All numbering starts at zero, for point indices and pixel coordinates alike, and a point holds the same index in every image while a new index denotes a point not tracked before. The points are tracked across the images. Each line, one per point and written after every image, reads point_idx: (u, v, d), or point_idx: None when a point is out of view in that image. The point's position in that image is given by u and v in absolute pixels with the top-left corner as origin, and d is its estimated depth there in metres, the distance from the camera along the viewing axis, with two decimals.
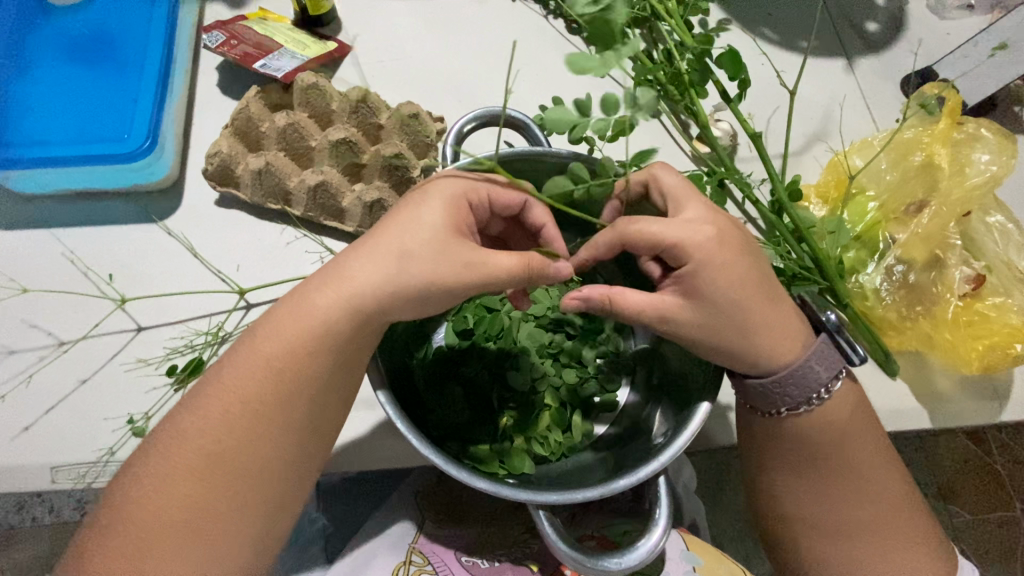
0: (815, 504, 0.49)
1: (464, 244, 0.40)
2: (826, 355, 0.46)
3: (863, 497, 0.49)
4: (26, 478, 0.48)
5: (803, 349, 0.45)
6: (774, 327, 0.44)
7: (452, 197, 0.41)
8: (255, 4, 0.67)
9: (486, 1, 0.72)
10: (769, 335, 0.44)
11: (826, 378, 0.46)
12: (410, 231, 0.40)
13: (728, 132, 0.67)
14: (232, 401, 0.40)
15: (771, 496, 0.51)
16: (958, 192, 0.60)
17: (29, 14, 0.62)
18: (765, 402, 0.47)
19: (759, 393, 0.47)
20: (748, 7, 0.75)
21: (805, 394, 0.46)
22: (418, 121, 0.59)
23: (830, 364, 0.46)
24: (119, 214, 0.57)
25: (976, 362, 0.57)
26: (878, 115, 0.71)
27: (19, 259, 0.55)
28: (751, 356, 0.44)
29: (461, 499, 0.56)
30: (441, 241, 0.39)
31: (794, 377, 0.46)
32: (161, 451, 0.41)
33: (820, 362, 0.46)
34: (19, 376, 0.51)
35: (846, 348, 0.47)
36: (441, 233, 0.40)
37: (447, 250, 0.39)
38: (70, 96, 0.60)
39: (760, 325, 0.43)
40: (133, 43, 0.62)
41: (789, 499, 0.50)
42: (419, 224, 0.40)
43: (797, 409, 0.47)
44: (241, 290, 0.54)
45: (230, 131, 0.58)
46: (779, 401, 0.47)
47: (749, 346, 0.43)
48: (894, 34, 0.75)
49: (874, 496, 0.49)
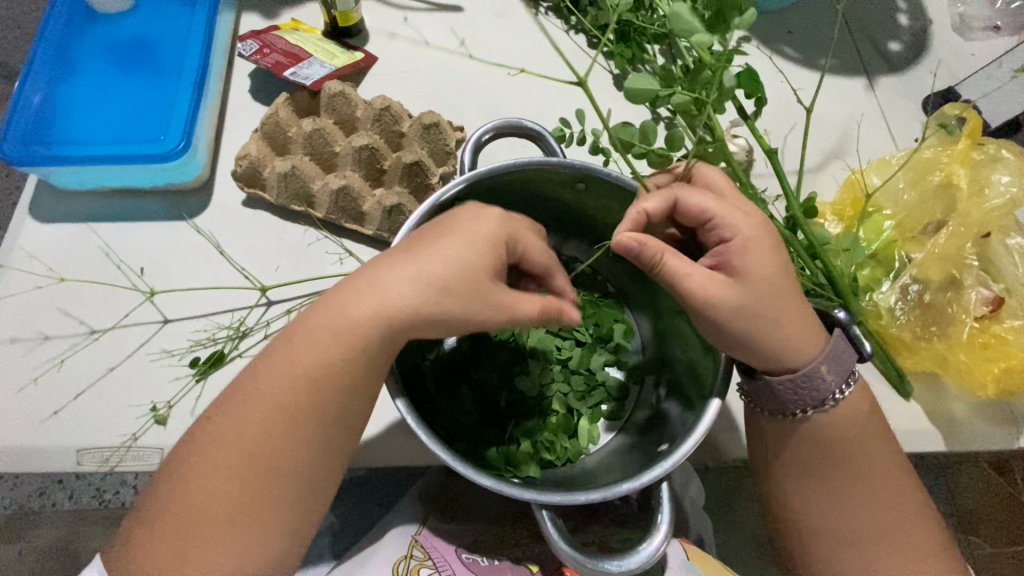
0: (827, 522, 0.49)
1: (494, 290, 0.41)
2: (842, 349, 0.46)
3: (875, 517, 0.48)
4: (52, 460, 0.50)
5: (821, 343, 0.45)
6: (789, 336, 0.44)
7: (490, 242, 0.42)
8: (288, 16, 0.71)
9: (509, 16, 0.75)
10: (788, 335, 0.44)
11: (843, 375, 0.46)
12: (452, 265, 0.41)
13: (744, 148, 0.67)
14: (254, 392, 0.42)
15: (781, 508, 0.51)
16: (977, 213, 0.60)
17: (77, 20, 0.65)
18: (788, 403, 0.47)
19: (785, 392, 0.46)
20: (769, 25, 0.76)
21: (825, 393, 0.46)
22: (438, 130, 0.63)
23: (841, 368, 0.46)
24: (152, 212, 0.60)
25: (992, 385, 0.56)
26: (897, 133, 0.71)
27: (56, 250, 0.58)
28: (773, 351, 0.44)
29: (462, 505, 0.57)
30: (475, 283, 0.41)
31: (815, 375, 0.45)
32: (196, 436, 0.43)
33: (835, 362, 0.46)
34: (51, 361, 0.54)
35: (857, 339, 0.47)
36: (480, 275, 0.41)
37: (479, 293, 0.41)
38: (109, 98, 0.62)
39: (779, 321, 0.43)
40: (173, 48, 0.65)
41: (801, 510, 0.50)
42: (461, 259, 0.41)
43: (822, 408, 0.47)
44: (264, 287, 0.57)
45: (260, 135, 0.62)
46: (803, 400, 0.47)
47: (765, 343, 0.44)
48: (917, 53, 0.75)
49: (886, 517, 0.48)
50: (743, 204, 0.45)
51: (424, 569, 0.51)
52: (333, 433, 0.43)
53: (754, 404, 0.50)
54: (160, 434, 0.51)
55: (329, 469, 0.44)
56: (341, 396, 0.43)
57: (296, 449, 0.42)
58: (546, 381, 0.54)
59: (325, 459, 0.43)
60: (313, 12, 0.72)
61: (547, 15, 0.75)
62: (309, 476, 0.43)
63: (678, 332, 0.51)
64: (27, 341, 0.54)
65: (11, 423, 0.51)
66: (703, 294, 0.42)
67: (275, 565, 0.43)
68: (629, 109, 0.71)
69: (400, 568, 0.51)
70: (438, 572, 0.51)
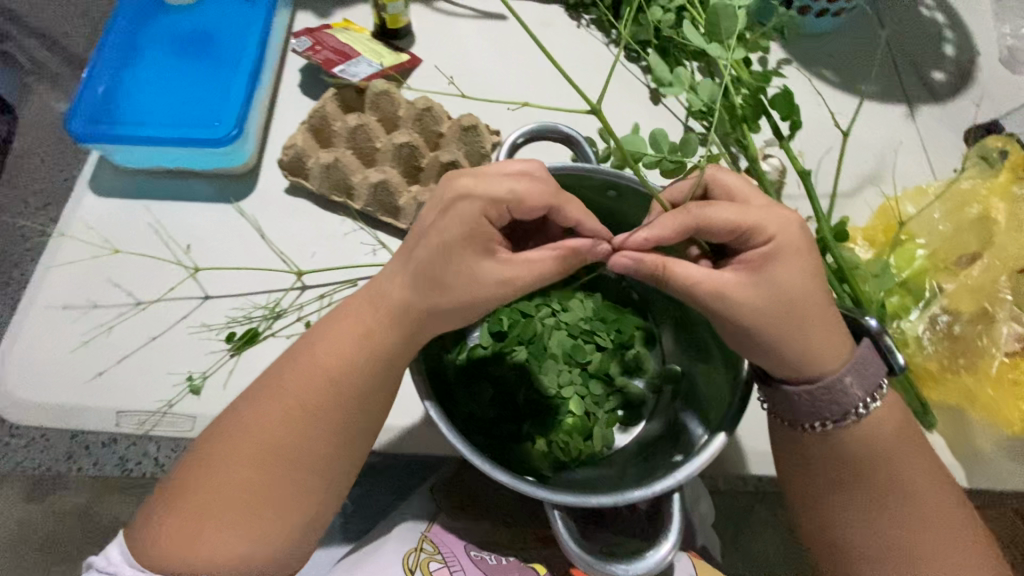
0: (852, 541, 0.48)
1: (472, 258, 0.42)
2: (867, 363, 0.46)
3: (903, 541, 0.47)
4: (93, 418, 0.53)
5: (846, 355, 0.45)
6: (811, 343, 0.44)
7: (465, 219, 0.42)
8: (340, 16, 0.74)
9: (551, 27, 0.77)
10: (813, 340, 0.44)
11: (868, 389, 0.46)
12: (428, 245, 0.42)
13: (777, 167, 0.67)
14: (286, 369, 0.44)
15: (805, 525, 0.51)
16: (1014, 248, 0.59)
17: (145, 9, 0.69)
18: (807, 414, 0.47)
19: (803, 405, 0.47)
20: (810, 48, 0.76)
21: (846, 406, 0.46)
22: (476, 133, 0.65)
23: (868, 379, 0.46)
24: (201, 193, 0.63)
25: (1020, 424, 0.54)
26: (936, 163, 0.70)
27: (110, 223, 0.61)
28: (794, 356, 0.44)
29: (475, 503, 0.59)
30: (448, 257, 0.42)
31: (837, 387, 0.45)
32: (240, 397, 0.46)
33: (859, 374, 0.46)
34: (98, 327, 0.57)
35: (887, 351, 0.47)
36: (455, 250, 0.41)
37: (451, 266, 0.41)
38: (169, 83, 0.66)
39: (807, 325, 0.43)
40: (230, 39, 0.68)
41: (824, 527, 0.49)
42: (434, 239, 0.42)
43: (843, 421, 0.47)
44: (300, 272, 0.59)
45: (307, 127, 0.65)
46: (822, 412, 0.46)
47: (785, 348, 0.44)
48: (961, 84, 0.74)
49: (914, 542, 0.47)
50: (767, 211, 0.44)
51: (433, 563, 0.52)
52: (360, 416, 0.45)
53: (772, 413, 0.49)
54: (194, 403, 0.54)
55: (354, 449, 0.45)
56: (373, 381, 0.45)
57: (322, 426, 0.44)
58: (564, 383, 0.54)
59: (347, 439, 0.45)
60: (365, 14, 0.75)
61: (589, 27, 0.77)
62: (331, 454, 0.45)
63: (701, 344, 0.52)
64: (79, 306, 0.58)
65: (59, 383, 0.54)
66: (726, 307, 0.43)
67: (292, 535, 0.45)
68: (664, 123, 0.72)
69: (410, 559, 0.52)
70: (446, 568, 0.52)
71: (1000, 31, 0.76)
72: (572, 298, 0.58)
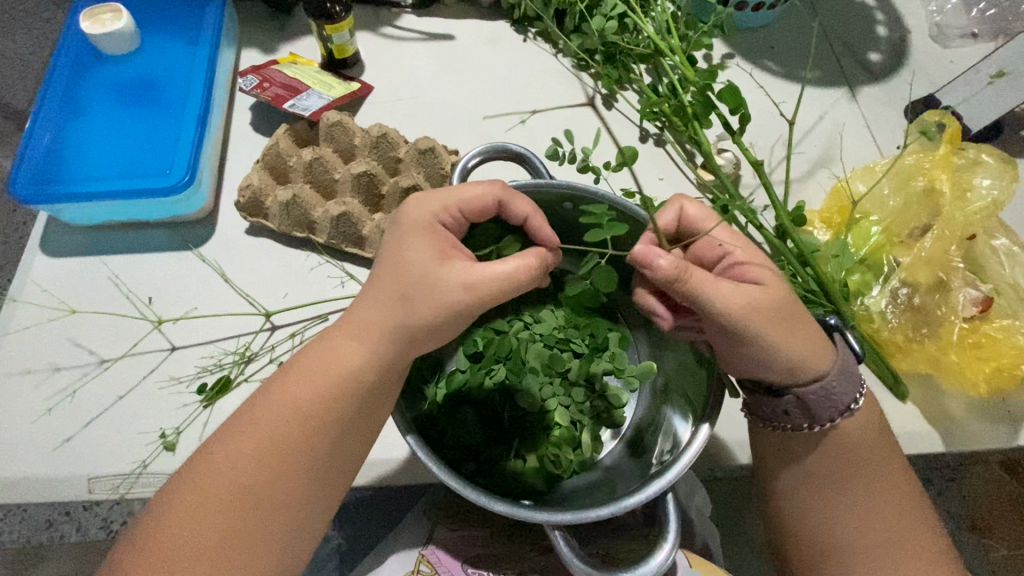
0: (844, 534, 0.48)
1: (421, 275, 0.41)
2: (846, 373, 0.46)
3: (881, 494, 0.48)
4: (64, 488, 0.51)
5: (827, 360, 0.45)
6: (815, 344, 0.45)
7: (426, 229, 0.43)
8: (287, 50, 0.74)
9: (499, 43, 0.78)
10: (795, 307, 0.45)
11: (847, 398, 0.46)
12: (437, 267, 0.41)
13: (732, 160, 0.69)
14: (249, 432, 0.41)
15: (802, 511, 0.50)
16: (961, 216, 0.61)
17: (85, 63, 0.68)
18: (793, 416, 0.47)
19: (773, 408, 0.47)
20: (751, 41, 0.79)
21: (833, 407, 0.46)
22: (433, 155, 0.64)
23: (846, 381, 0.46)
24: (158, 242, 0.62)
25: (984, 384, 0.57)
26: (881, 140, 0.73)
27: (66, 285, 0.60)
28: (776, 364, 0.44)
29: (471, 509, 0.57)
30: (439, 277, 0.41)
31: (826, 389, 0.45)
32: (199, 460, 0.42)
33: (843, 380, 0.46)
34: (62, 392, 0.55)
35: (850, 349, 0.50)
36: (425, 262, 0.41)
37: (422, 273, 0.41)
38: (118, 136, 0.64)
39: (789, 326, 0.44)
40: (178, 87, 0.67)
41: (818, 514, 0.49)
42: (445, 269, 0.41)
43: (835, 419, 0.47)
44: (268, 311, 0.58)
45: (262, 166, 0.64)
46: (818, 413, 0.46)
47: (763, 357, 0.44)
48: (895, 63, 0.77)
49: (891, 501, 0.48)
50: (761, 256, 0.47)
51: None
52: (329, 469, 0.43)
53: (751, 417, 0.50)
54: (170, 460, 0.52)
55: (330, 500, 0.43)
56: (397, 341, 0.42)
57: (291, 481, 0.41)
58: (546, 395, 0.55)
59: (325, 490, 0.43)
60: (311, 45, 0.75)
61: (536, 40, 0.78)
62: (309, 506, 0.42)
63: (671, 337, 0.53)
64: (41, 369, 0.56)
65: (23, 453, 0.52)
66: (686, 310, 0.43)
67: (296, 542, 0.42)
68: (619, 126, 0.74)
69: None
70: None
71: (928, 9, 0.80)
72: (543, 309, 0.59)
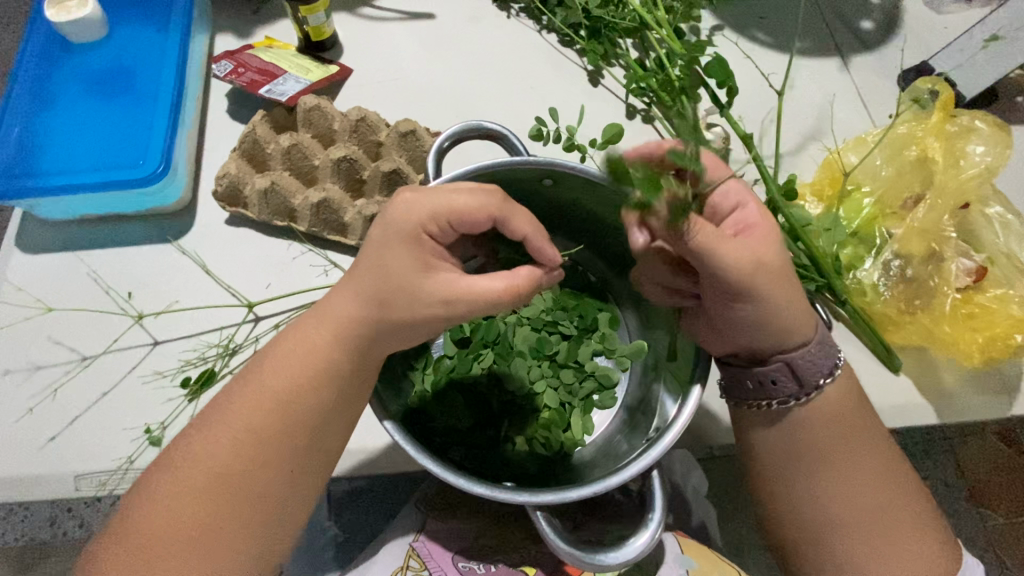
0: (834, 511, 0.46)
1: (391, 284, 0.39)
2: (823, 347, 0.46)
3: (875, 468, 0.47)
4: (50, 485, 0.51)
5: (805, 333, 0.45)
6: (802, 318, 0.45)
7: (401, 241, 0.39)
8: (262, 34, 0.72)
9: (480, 20, 0.76)
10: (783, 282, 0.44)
11: (823, 369, 0.46)
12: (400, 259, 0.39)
13: (719, 135, 0.66)
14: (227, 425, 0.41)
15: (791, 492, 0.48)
16: (954, 184, 0.60)
17: (53, 52, 0.65)
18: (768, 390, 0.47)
19: (756, 379, 0.46)
20: (740, 12, 0.76)
21: (809, 380, 0.46)
22: (414, 137, 0.63)
23: (821, 351, 0.46)
24: (137, 235, 0.61)
25: (978, 355, 0.56)
26: (873, 110, 0.71)
27: (44, 281, 0.59)
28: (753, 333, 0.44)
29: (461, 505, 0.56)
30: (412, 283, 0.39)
31: (803, 359, 0.45)
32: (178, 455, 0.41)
33: (819, 351, 0.46)
34: (44, 390, 0.54)
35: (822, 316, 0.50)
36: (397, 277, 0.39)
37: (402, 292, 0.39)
38: (89, 128, 0.63)
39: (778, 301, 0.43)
40: (149, 75, 0.65)
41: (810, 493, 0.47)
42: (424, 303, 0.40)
43: (811, 392, 0.46)
44: (250, 303, 0.57)
45: (238, 154, 0.62)
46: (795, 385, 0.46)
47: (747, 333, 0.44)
48: (888, 30, 0.75)
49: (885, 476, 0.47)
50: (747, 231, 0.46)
51: None
52: (313, 458, 0.42)
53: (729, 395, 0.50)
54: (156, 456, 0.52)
55: (314, 490, 0.43)
56: (374, 329, 0.41)
57: (273, 473, 0.41)
58: (535, 378, 0.54)
59: (308, 481, 0.43)
60: (287, 28, 0.72)
61: (519, 16, 0.76)
62: (293, 498, 0.42)
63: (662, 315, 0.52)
64: (22, 368, 0.55)
65: (7, 452, 0.52)
66: None
67: (281, 534, 0.42)
68: (606, 103, 0.72)
69: None
70: None
71: None
72: None
